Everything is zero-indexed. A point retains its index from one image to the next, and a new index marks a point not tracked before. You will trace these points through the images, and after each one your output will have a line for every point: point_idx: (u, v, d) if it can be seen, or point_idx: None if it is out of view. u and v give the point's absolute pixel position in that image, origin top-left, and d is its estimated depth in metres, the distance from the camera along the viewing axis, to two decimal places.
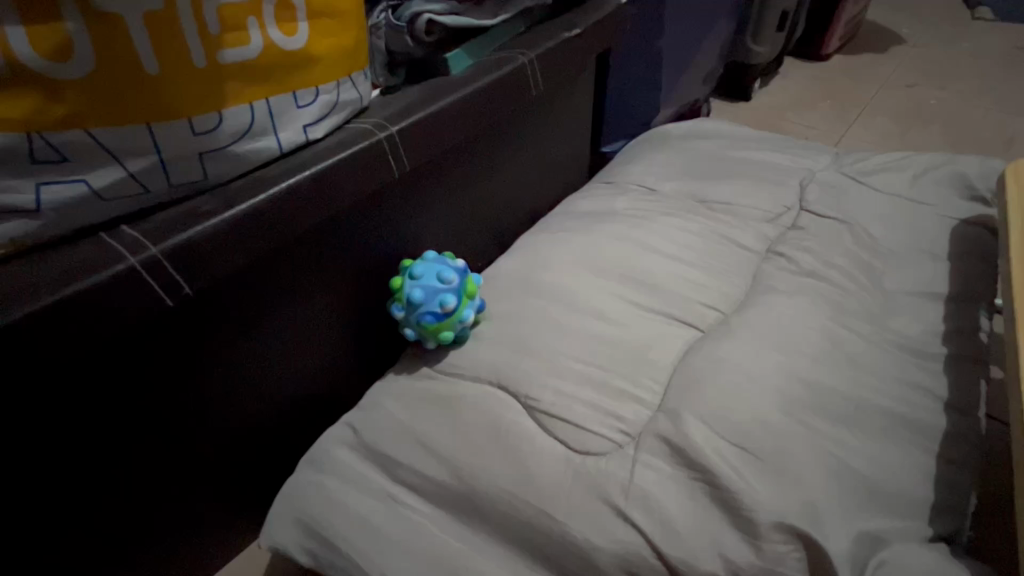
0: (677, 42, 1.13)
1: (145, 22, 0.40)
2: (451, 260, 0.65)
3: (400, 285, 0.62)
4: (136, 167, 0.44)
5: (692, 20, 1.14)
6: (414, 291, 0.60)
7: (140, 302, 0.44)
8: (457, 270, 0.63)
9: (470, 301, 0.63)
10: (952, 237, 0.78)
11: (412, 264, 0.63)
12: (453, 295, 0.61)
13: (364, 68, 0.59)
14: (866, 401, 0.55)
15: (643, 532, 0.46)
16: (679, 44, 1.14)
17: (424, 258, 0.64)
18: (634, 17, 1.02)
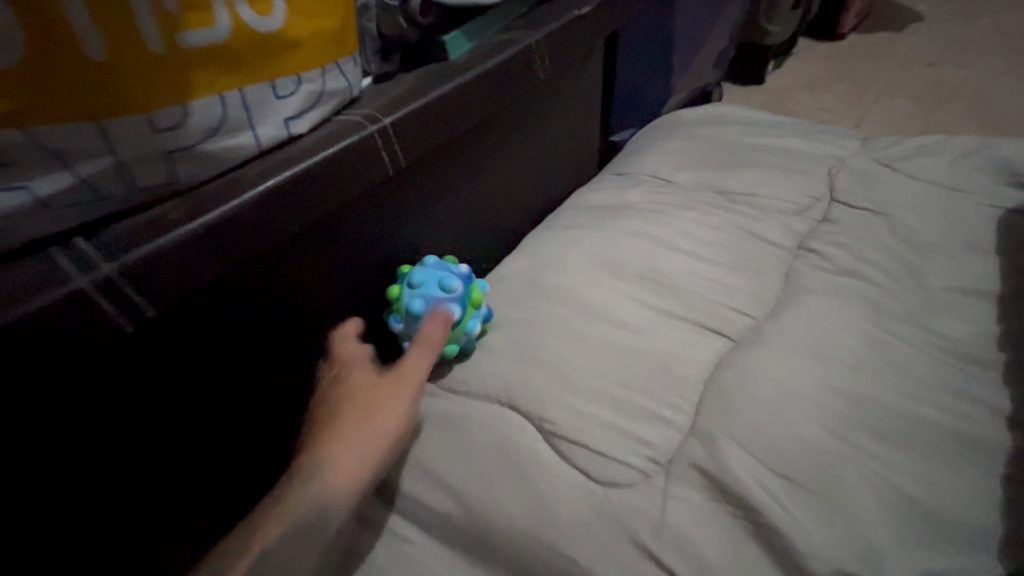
0: (687, 23, 1.05)
1: (86, 1, 0.33)
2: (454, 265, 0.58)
3: (398, 295, 0.56)
4: (88, 171, 0.38)
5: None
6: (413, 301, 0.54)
7: (94, 329, 0.37)
8: (460, 276, 0.57)
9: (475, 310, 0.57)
10: (997, 227, 0.72)
11: (411, 271, 0.56)
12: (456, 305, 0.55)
13: (352, 53, 0.53)
14: (919, 418, 0.50)
15: None
16: (690, 26, 1.07)
17: (422, 264, 0.57)
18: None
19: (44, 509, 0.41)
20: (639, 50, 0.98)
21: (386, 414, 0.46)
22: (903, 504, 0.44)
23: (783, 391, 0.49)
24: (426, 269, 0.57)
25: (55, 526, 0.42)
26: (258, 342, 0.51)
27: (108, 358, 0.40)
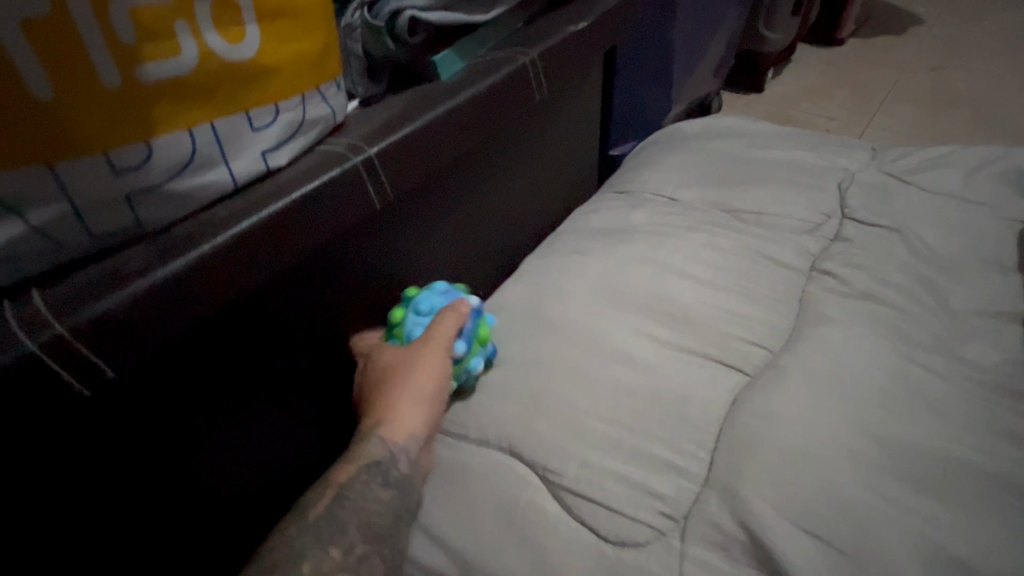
0: (686, 34, 1.03)
1: (29, 37, 0.30)
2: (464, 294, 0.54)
3: (400, 319, 0.53)
4: (41, 220, 0.34)
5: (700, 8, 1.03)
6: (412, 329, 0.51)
7: (44, 395, 0.34)
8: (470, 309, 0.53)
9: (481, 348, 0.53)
10: (1017, 243, 0.69)
11: (416, 295, 0.54)
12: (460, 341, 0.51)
13: (336, 77, 0.50)
14: (953, 460, 0.46)
15: None
16: (688, 37, 1.04)
17: (428, 290, 0.54)
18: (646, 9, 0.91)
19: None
20: (638, 63, 0.95)
21: (421, 364, 0.48)
22: (940, 559, 0.41)
23: (805, 433, 0.46)
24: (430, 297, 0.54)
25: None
26: (243, 387, 0.48)
27: (67, 424, 0.37)
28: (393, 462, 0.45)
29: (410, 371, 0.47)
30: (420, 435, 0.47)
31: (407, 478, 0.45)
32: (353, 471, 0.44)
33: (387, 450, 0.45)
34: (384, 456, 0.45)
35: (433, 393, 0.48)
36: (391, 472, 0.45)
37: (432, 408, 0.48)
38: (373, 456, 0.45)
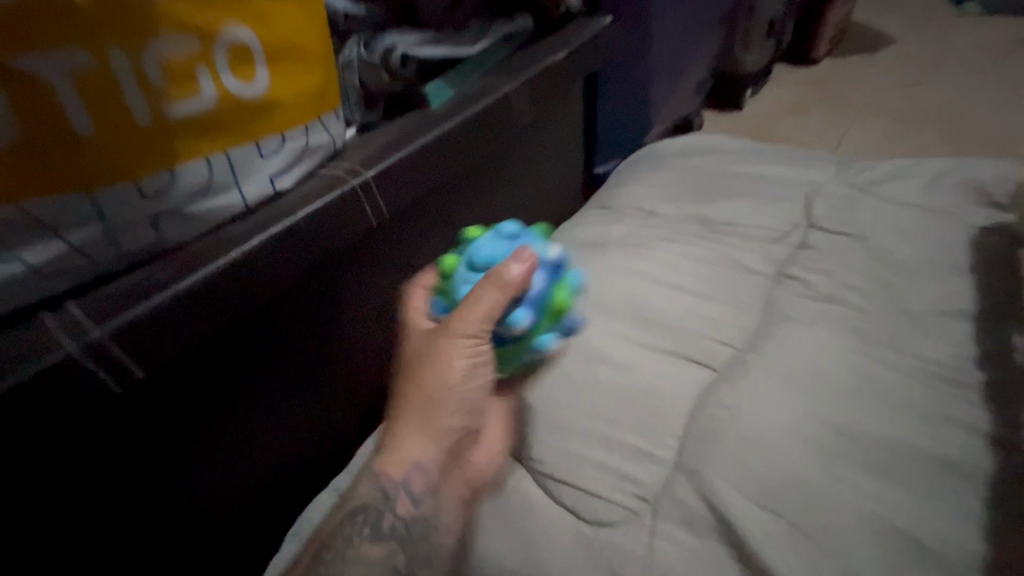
0: (670, 51, 1.05)
1: (75, 84, 0.35)
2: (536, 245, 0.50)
3: (452, 271, 0.51)
4: (80, 238, 0.39)
5: (683, 31, 1.08)
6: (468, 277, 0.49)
7: (82, 392, 0.38)
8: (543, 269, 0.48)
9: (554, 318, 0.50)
10: (975, 245, 0.73)
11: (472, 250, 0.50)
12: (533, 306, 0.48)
13: (335, 108, 0.55)
14: (905, 444, 0.50)
15: None
16: (672, 53, 1.06)
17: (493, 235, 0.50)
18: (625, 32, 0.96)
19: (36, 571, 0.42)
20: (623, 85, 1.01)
21: (442, 356, 0.47)
22: (887, 533, 0.44)
23: (767, 422, 0.50)
24: (495, 241, 0.50)
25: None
26: (253, 391, 0.52)
27: (99, 418, 0.41)
28: (384, 506, 0.47)
29: (429, 370, 0.48)
30: (416, 470, 0.48)
31: (404, 518, 0.48)
32: (343, 521, 0.47)
33: (378, 495, 0.47)
34: (375, 502, 0.47)
35: (458, 375, 0.48)
36: (382, 516, 0.47)
37: (452, 405, 0.49)
38: (364, 503, 0.47)
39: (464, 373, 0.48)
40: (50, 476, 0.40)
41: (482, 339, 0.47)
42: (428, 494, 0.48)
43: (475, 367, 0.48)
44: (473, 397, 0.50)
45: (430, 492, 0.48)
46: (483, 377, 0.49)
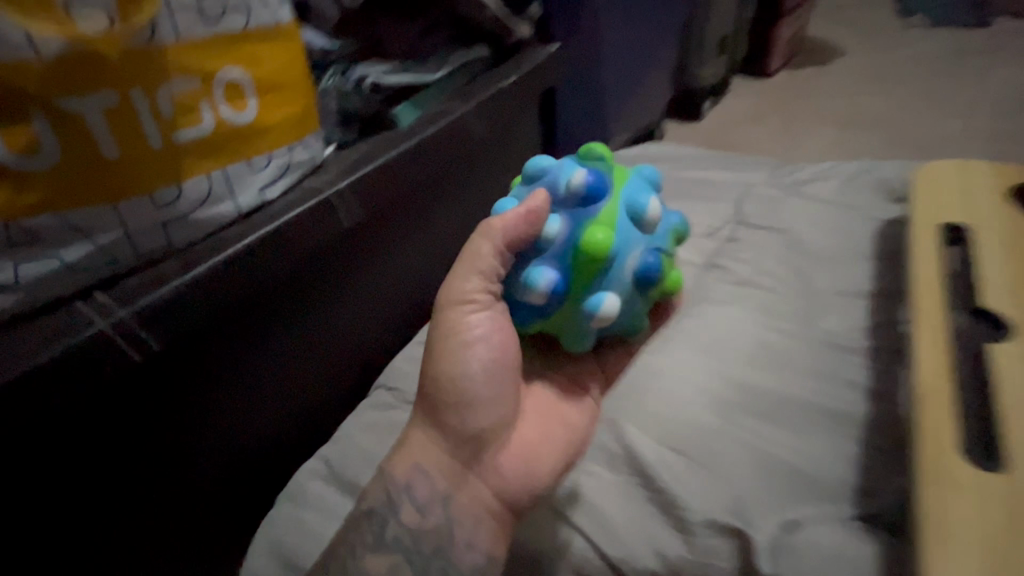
0: (623, 73, 1.17)
1: (105, 118, 0.44)
2: (561, 188, 0.52)
3: None
4: (105, 240, 0.48)
5: (637, 49, 1.18)
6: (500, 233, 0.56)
7: (109, 361, 0.48)
8: (564, 213, 0.51)
9: (591, 269, 0.50)
10: (878, 237, 0.84)
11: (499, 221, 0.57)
12: (558, 251, 0.51)
13: (315, 129, 0.64)
14: (793, 397, 0.60)
15: (586, 537, 0.51)
16: (626, 74, 1.18)
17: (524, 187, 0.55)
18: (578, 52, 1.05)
19: (67, 516, 0.50)
20: (580, 99, 1.10)
21: (440, 327, 0.54)
22: (771, 465, 0.54)
23: (678, 381, 0.60)
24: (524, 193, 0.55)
25: (74, 531, 0.51)
26: (247, 370, 0.61)
27: (121, 386, 0.50)
28: (389, 511, 0.51)
29: (430, 341, 0.55)
30: (418, 475, 0.52)
31: (411, 526, 0.51)
32: (351, 522, 0.52)
33: (382, 498, 0.52)
34: (380, 505, 0.52)
35: (451, 347, 0.53)
36: (387, 521, 0.51)
37: (445, 388, 0.53)
38: (371, 506, 0.52)
39: (458, 344, 0.53)
40: (81, 434, 0.49)
41: (477, 300, 0.53)
42: (436, 501, 0.52)
43: (466, 340, 0.53)
44: (466, 378, 0.53)
45: (438, 499, 0.52)
46: (477, 355, 0.53)
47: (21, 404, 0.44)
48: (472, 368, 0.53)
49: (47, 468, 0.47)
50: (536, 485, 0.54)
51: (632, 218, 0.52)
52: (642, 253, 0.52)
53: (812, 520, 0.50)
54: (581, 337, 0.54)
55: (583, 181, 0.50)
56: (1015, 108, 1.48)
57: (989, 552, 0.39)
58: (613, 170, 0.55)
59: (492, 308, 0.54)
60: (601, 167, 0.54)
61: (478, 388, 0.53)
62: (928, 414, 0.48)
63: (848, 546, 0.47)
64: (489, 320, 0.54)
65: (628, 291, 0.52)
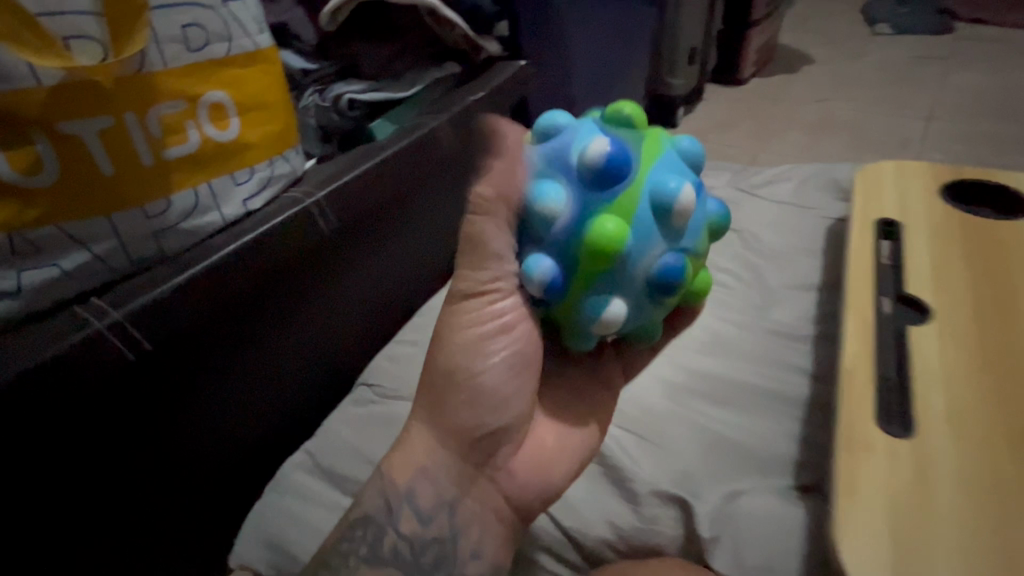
0: (597, 82, 1.20)
1: (100, 138, 0.49)
2: (575, 160, 0.47)
3: None
4: (99, 249, 0.52)
5: (609, 59, 1.22)
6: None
7: (106, 359, 0.51)
8: (576, 193, 0.48)
9: (602, 258, 0.47)
10: (827, 235, 0.90)
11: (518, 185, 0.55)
12: (563, 233, 0.48)
13: (295, 145, 0.69)
14: (740, 380, 0.65)
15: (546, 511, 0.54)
16: (599, 83, 1.21)
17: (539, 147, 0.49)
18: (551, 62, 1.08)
19: (63, 510, 0.53)
20: (554, 109, 1.14)
21: (452, 323, 0.50)
22: (719, 443, 0.59)
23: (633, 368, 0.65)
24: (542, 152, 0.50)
25: (71, 525, 0.54)
26: (231, 369, 0.64)
27: (113, 386, 0.53)
28: (387, 520, 0.46)
29: (442, 340, 0.50)
30: (423, 480, 0.47)
31: (411, 537, 0.46)
32: (343, 532, 0.46)
33: (380, 505, 0.46)
34: (377, 514, 0.46)
35: (469, 341, 0.49)
36: (384, 532, 0.46)
37: (461, 389, 0.49)
38: (367, 513, 0.46)
39: (479, 338, 0.49)
40: (78, 429, 0.52)
41: (494, 289, 0.49)
42: (438, 507, 0.47)
43: (490, 330, 0.50)
44: (490, 372, 0.49)
45: (440, 502, 0.47)
46: (499, 348, 0.50)
47: (17, 405, 0.46)
48: (494, 362, 0.50)
49: (43, 464, 0.50)
50: (539, 495, 0.51)
51: (655, 205, 0.48)
52: (664, 251, 0.50)
53: (750, 488, 0.55)
54: (587, 325, 0.50)
55: (602, 153, 0.46)
56: (971, 111, 1.55)
57: (898, 507, 0.44)
58: (644, 144, 0.51)
59: (512, 292, 0.50)
60: (632, 140, 0.51)
61: (500, 382, 0.50)
62: (854, 392, 0.53)
63: (782, 511, 0.52)
64: (509, 309, 0.50)
65: (637, 283, 0.50)
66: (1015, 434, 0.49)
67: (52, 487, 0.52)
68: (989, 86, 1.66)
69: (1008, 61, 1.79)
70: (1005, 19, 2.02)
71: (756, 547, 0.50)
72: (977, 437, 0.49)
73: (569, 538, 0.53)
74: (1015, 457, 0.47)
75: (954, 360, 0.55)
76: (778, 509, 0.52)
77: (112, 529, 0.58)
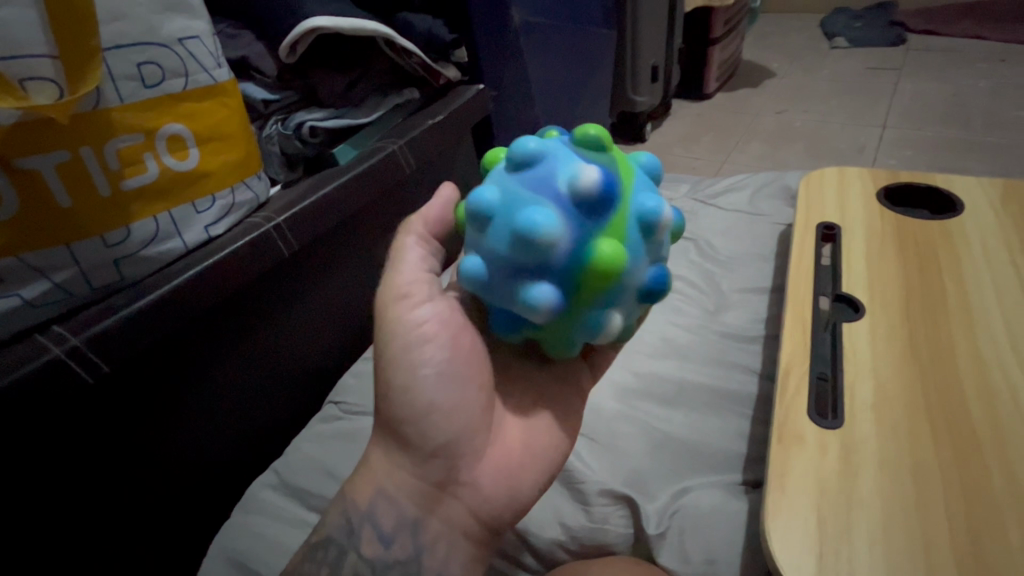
0: (560, 98, 1.25)
1: (57, 171, 0.50)
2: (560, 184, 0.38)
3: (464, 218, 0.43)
4: (60, 277, 0.53)
5: (570, 78, 1.26)
6: (471, 233, 0.41)
7: (64, 384, 0.52)
8: (566, 213, 0.37)
9: (603, 287, 0.38)
10: (780, 240, 0.94)
11: (480, 195, 0.39)
12: (551, 266, 0.37)
13: (257, 171, 0.70)
14: (688, 381, 0.71)
15: None
16: (562, 100, 1.26)
17: (501, 167, 0.41)
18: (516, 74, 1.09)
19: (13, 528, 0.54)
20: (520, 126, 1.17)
21: (380, 338, 0.48)
22: (664, 442, 0.64)
23: None
24: (503, 182, 0.40)
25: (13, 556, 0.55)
26: (193, 390, 0.65)
27: (69, 407, 0.54)
28: (349, 543, 0.47)
29: (376, 355, 0.48)
30: (381, 501, 0.47)
31: (371, 560, 0.46)
32: (307, 552, 0.47)
33: (337, 529, 0.47)
34: (337, 535, 0.47)
35: (397, 354, 0.46)
36: (346, 555, 0.46)
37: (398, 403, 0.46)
38: (327, 535, 0.47)
39: (405, 350, 0.46)
40: (38, 450, 0.53)
41: (413, 298, 0.47)
42: (393, 524, 0.46)
43: (411, 340, 0.46)
44: (420, 386, 0.46)
45: (395, 519, 0.46)
46: (428, 359, 0.46)
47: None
48: (422, 372, 0.46)
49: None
50: (496, 497, 0.48)
51: (643, 228, 0.39)
52: (652, 266, 0.41)
53: (697, 483, 0.60)
54: (567, 355, 0.44)
55: (592, 172, 0.37)
56: (922, 119, 1.62)
57: (825, 494, 0.51)
58: (615, 163, 0.41)
59: (434, 298, 0.48)
60: (600, 157, 0.40)
61: (432, 393, 0.46)
62: (786, 400, 0.59)
63: (727, 505, 0.57)
64: (432, 312, 0.47)
65: (629, 309, 0.42)
66: (934, 421, 0.56)
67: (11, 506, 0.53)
68: (938, 93, 1.73)
69: (956, 69, 1.87)
70: (953, 28, 2.11)
71: (698, 538, 0.55)
72: (900, 423, 0.56)
73: (525, 541, 0.57)
74: (933, 440, 0.55)
75: (884, 356, 0.63)
76: (721, 502, 0.57)
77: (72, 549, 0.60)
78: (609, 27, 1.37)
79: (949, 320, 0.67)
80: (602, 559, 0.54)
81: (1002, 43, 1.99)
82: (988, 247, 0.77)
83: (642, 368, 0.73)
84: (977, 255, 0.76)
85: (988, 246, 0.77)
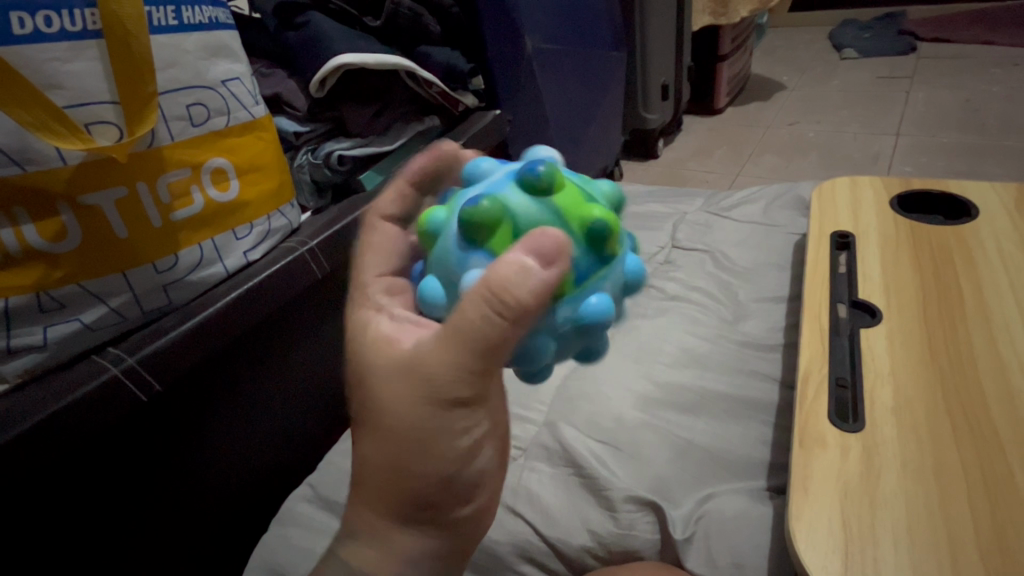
0: (574, 119, 1.29)
1: (117, 206, 0.54)
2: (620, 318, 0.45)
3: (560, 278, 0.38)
4: (116, 303, 0.57)
5: (582, 100, 1.30)
6: (569, 330, 0.38)
7: (120, 402, 0.56)
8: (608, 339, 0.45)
9: None
10: (794, 250, 0.95)
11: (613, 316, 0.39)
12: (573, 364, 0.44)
13: (289, 199, 0.75)
14: (709, 390, 0.72)
15: (529, 522, 0.61)
16: (575, 121, 1.30)
17: (615, 281, 0.40)
18: (530, 97, 1.13)
19: (68, 540, 0.57)
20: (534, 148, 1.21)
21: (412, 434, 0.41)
22: (686, 450, 0.66)
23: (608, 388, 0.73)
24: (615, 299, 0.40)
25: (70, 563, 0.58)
26: (230, 408, 0.69)
27: (121, 424, 0.58)
28: None
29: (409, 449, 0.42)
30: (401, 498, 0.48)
31: None
32: None
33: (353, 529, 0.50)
34: None
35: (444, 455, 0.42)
36: None
37: (441, 492, 0.44)
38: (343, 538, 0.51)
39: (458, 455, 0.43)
40: (92, 467, 0.57)
41: (468, 402, 0.41)
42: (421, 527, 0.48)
43: (466, 435, 0.43)
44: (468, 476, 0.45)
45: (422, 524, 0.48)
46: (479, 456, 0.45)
47: (39, 447, 0.51)
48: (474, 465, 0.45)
49: (51, 500, 0.55)
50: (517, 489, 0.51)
51: None
52: None
53: (720, 490, 0.62)
54: None
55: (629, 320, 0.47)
56: (934, 126, 1.62)
57: (848, 497, 0.52)
58: None
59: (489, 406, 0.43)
60: None
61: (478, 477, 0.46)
62: (807, 406, 0.60)
63: (752, 511, 0.59)
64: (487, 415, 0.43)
65: None
66: (955, 422, 0.57)
67: (68, 519, 0.57)
68: (950, 100, 1.74)
69: (967, 75, 1.87)
70: (962, 34, 2.12)
71: (723, 542, 0.56)
72: (922, 426, 0.57)
73: (552, 548, 0.59)
74: (955, 442, 0.55)
75: (902, 361, 0.64)
76: (746, 510, 0.59)
77: (119, 561, 0.62)
78: (618, 49, 1.41)
79: (967, 323, 0.68)
80: (627, 564, 0.56)
81: (1014, 49, 1.98)
82: (1001, 248, 0.78)
83: (664, 378, 0.74)
84: (993, 258, 0.77)
85: (1004, 249, 0.78)
